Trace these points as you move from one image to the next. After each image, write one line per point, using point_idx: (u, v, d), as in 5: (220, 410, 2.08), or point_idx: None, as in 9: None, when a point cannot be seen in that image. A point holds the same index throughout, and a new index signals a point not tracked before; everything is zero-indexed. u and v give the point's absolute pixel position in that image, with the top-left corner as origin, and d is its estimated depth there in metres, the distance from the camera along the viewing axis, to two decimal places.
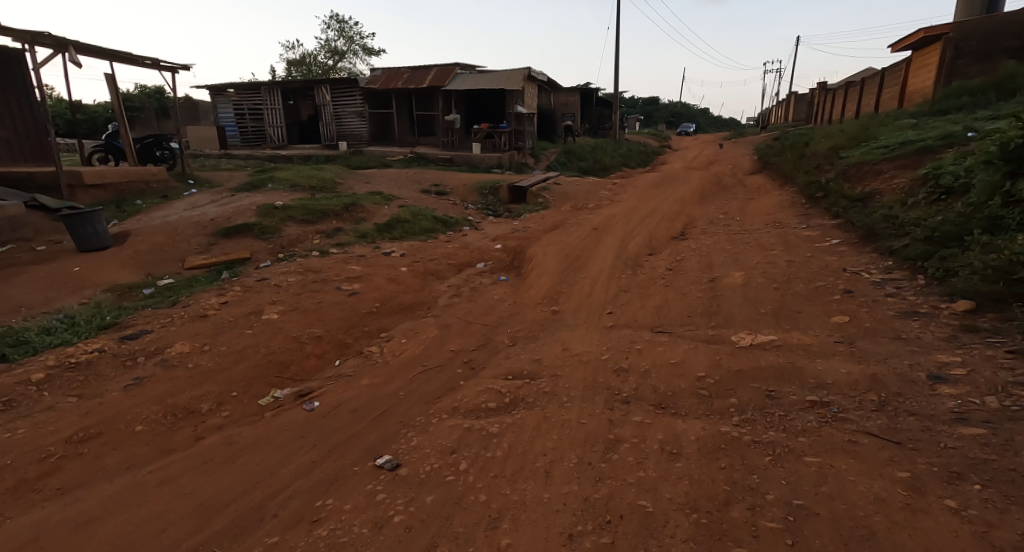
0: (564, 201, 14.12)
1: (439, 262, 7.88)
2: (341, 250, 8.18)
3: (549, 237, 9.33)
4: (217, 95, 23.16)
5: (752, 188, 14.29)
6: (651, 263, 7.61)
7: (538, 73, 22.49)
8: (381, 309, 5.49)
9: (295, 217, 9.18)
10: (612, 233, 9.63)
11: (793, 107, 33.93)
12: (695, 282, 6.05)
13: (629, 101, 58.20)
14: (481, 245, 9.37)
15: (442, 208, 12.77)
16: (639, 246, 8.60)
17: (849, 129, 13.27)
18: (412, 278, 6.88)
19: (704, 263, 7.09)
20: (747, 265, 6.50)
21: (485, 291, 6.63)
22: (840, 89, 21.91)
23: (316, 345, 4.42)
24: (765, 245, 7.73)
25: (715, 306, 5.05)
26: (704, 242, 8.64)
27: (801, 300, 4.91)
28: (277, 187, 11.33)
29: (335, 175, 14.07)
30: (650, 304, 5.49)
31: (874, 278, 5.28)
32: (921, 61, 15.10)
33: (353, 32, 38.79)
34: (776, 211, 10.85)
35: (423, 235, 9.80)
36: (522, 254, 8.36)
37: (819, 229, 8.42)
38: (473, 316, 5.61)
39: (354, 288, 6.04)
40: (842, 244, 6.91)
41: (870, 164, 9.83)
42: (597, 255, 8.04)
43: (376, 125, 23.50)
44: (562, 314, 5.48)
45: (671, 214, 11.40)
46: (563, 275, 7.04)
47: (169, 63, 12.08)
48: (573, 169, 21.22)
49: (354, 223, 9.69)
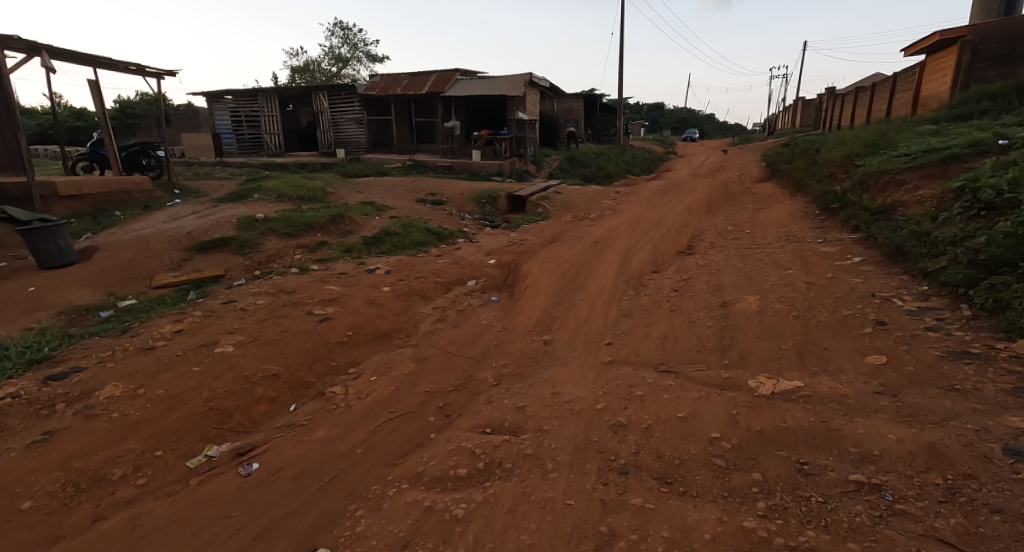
0: (565, 211, 13.58)
1: (426, 280, 7.35)
2: (322, 266, 7.67)
3: (546, 251, 8.79)
4: (212, 101, 22.71)
5: (761, 197, 13.72)
6: (654, 282, 7.04)
7: (540, 79, 22.01)
8: (356, 338, 4.94)
9: (277, 230, 8.67)
10: (613, 247, 9.06)
11: (800, 112, 33.34)
12: (704, 308, 5.48)
13: (634, 107, 57.85)
14: (474, 260, 8.84)
15: (436, 219, 12.27)
16: (642, 262, 8.03)
17: (864, 136, 12.67)
18: (394, 300, 6.34)
19: (712, 284, 6.51)
20: (761, 287, 5.92)
21: (473, 316, 6.08)
22: (850, 94, 21.30)
23: (269, 387, 3.79)
24: (779, 263, 7.15)
25: (727, 339, 4.48)
26: (712, 258, 8.06)
27: (827, 334, 4.33)
28: (264, 197, 10.84)
29: (327, 184, 13.58)
30: (654, 334, 4.92)
31: (909, 308, 4.69)
32: (936, 64, 14.51)
33: (358, 39, 38.62)
34: (788, 222, 10.27)
35: (413, 250, 9.30)
36: (516, 271, 7.82)
37: (837, 245, 7.84)
38: (457, 346, 5.06)
39: (327, 311, 5.50)
40: (865, 264, 6.32)
41: (889, 173, 9.24)
42: (597, 272, 7.48)
43: (375, 132, 23.14)
44: (555, 345, 4.93)
45: (677, 226, 10.85)
46: (559, 296, 6.49)
47: (154, 69, 11.64)
48: (576, 177, 20.72)
49: (340, 237, 9.19)
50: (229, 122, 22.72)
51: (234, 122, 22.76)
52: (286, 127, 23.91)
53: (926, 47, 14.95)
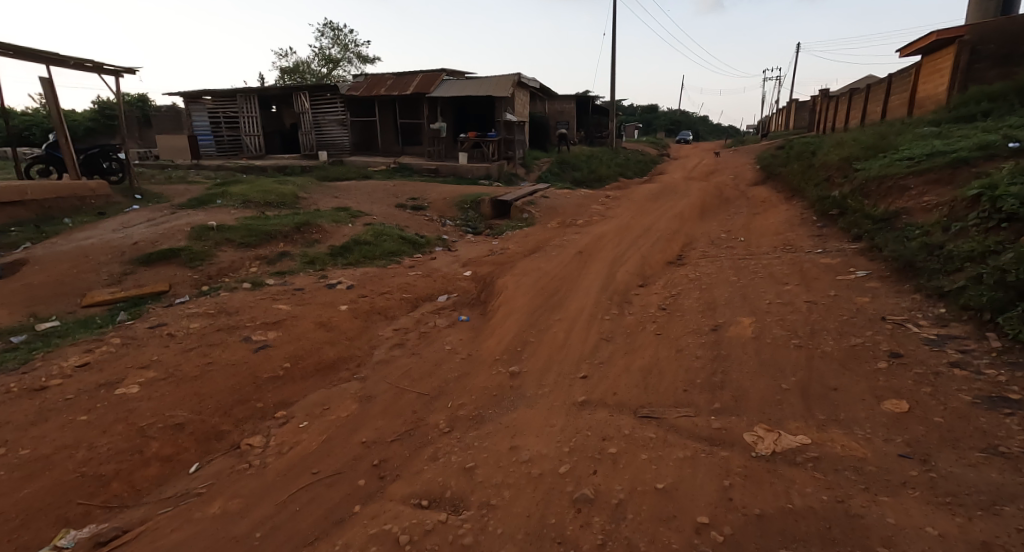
0: (551, 217, 12.97)
1: (392, 296, 6.71)
2: (279, 281, 7.04)
3: (527, 262, 8.19)
4: (190, 102, 22.04)
5: (756, 201, 13.16)
6: (639, 298, 6.44)
7: (529, 79, 21.45)
8: (294, 370, 4.31)
9: (234, 240, 8.05)
10: (598, 257, 8.46)
11: (794, 114, 32.90)
12: (692, 333, 4.88)
13: (628, 109, 57.50)
14: (450, 273, 8.21)
15: (415, 226, 11.66)
16: (628, 275, 7.43)
17: (862, 138, 12.13)
18: (351, 321, 5.70)
19: (703, 301, 5.91)
20: (758, 307, 5.32)
21: (438, 339, 5.45)
22: (845, 95, 20.77)
23: (165, 442, 3.20)
24: (776, 277, 6.57)
25: (719, 375, 3.87)
26: (703, 270, 7.49)
27: (834, 369, 3.74)
28: (227, 203, 10.21)
29: (300, 189, 12.93)
30: (635, 366, 4.32)
31: (926, 335, 4.10)
32: (934, 65, 13.98)
33: (348, 39, 38.01)
34: (785, 229, 9.70)
35: (383, 261, 8.66)
36: (492, 285, 7.19)
37: (837, 256, 7.26)
38: (413, 379, 4.43)
39: (268, 337, 4.85)
40: (872, 280, 5.73)
41: (891, 179, 8.67)
42: (578, 287, 6.87)
43: (360, 133, 22.49)
44: (523, 379, 4.32)
45: (668, 233, 10.26)
46: (534, 316, 5.88)
47: (112, 66, 11.04)
48: (566, 180, 20.15)
49: (304, 247, 8.56)
50: (207, 123, 22.04)
51: (212, 123, 22.09)
52: (267, 128, 23.27)
53: (923, 47, 14.46)
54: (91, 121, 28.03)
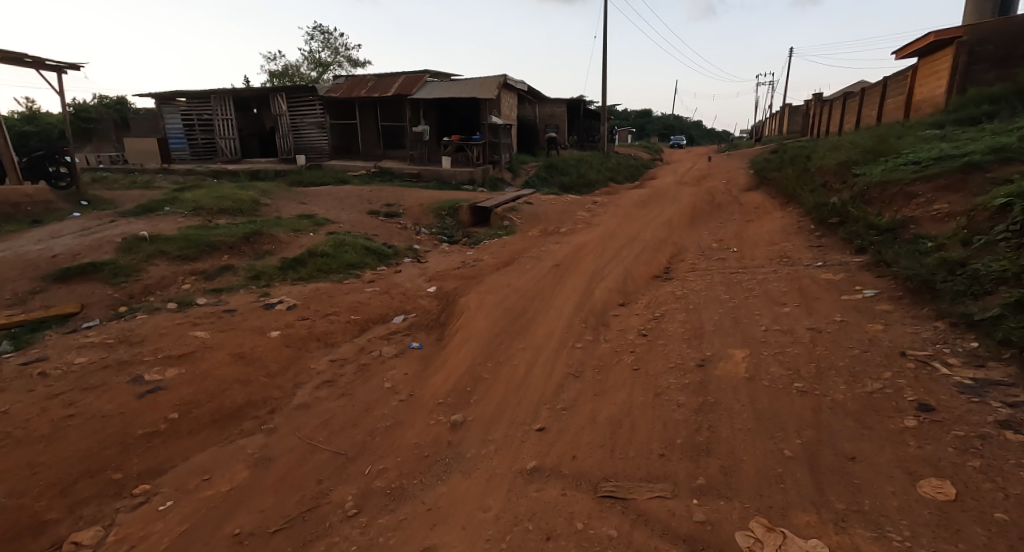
0: (533, 225, 12.19)
1: (337, 318, 5.91)
2: (211, 300, 6.25)
3: (498, 276, 7.41)
4: (162, 103, 21.24)
5: (750, 207, 12.45)
6: (616, 321, 5.68)
7: (515, 81, 20.73)
8: (182, 422, 3.50)
9: (169, 252, 7.26)
10: (575, 271, 7.70)
11: (787, 119, 32.31)
12: (674, 370, 4.11)
13: (621, 114, 56.98)
14: (411, 289, 7.41)
15: (385, 235, 10.90)
16: (607, 292, 6.66)
17: (860, 141, 11.45)
18: (280, 351, 4.87)
19: (688, 326, 5.14)
20: (752, 336, 4.55)
21: (379, 373, 4.65)
22: (839, 99, 20.14)
23: None
24: (772, 297, 5.82)
25: (705, 432, 3.09)
26: (690, 287, 6.74)
27: (850, 425, 2.98)
28: (176, 211, 9.44)
29: (265, 195, 12.17)
30: (603, 415, 3.53)
31: (960, 379, 3.33)
32: (930, 67, 13.33)
33: (339, 42, 37.33)
34: (780, 239, 8.98)
35: (340, 275, 7.84)
36: (454, 304, 6.40)
37: (839, 271, 6.51)
38: (335, 428, 3.63)
39: (165, 376, 3.99)
40: (883, 302, 4.96)
41: (894, 185, 7.95)
42: (549, 307, 6.09)
43: (340, 136, 21.67)
44: (465, 432, 3.53)
45: (654, 242, 9.54)
46: (494, 343, 5.09)
47: (54, 62, 10.32)
48: (554, 184, 19.38)
49: (252, 260, 7.76)
50: (180, 125, 21.23)
51: (186, 126, 21.27)
52: (244, 131, 22.46)
53: (920, 48, 13.81)
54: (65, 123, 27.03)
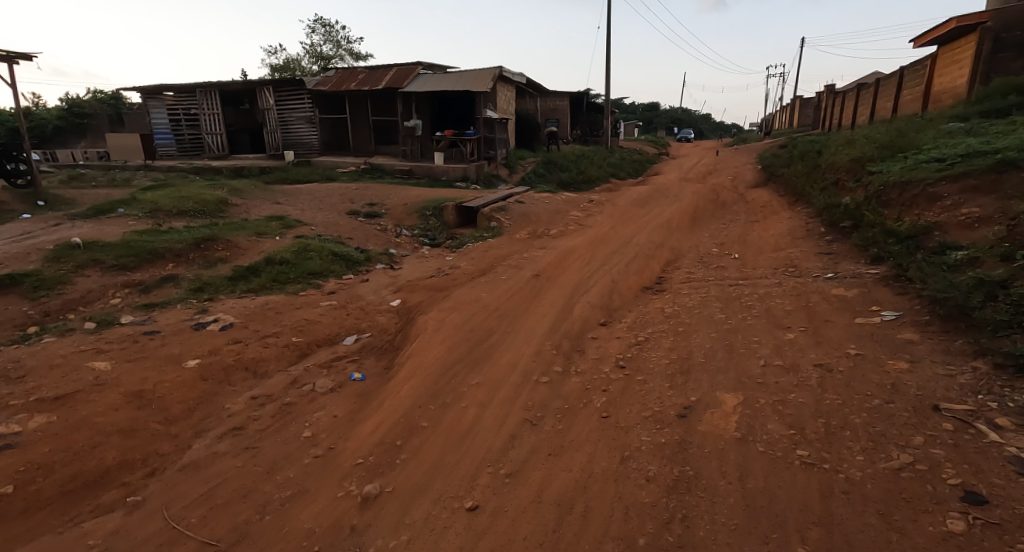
0: (522, 226, 11.42)
1: (276, 340, 5.17)
2: (138, 318, 5.53)
3: (470, 288, 6.68)
4: (148, 98, 20.63)
5: (755, 206, 11.63)
6: (592, 349, 4.92)
7: (512, 73, 19.93)
8: (17, 498, 2.93)
9: (104, 260, 6.59)
10: (556, 282, 6.95)
11: (798, 112, 31.29)
12: (648, 421, 3.35)
13: (627, 108, 55.92)
14: (373, 302, 6.68)
15: (362, 237, 10.20)
16: (588, 309, 5.91)
17: (875, 136, 10.59)
18: (191, 387, 4.12)
19: (673, 358, 4.38)
20: (749, 376, 3.76)
21: (302, 415, 3.90)
22: (852, 91, 19.18)
23: None
24: (775, 320, 5.03)
25: (677, 529, 2.49)
26: (681, 302, 5.97)
27: (871, 526, 2.33)
28: (130, 213, 8.77)
29: (238, 195, 11.50)
30: (551, 492, 2.83)
31: (1014, 453, 2.56)
32: (951, 56, 12.41)
33: (341, 35, 36.64)
34: (786, 243, 8.19)
35: (297, 286, 7.12)
36: (412, 324, 5.66)
37: (852, 286, 5.71)
38: (216, 502, 2.91)
39: (24, 429, 3.32)
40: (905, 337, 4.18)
41: (915, 186, 7.12)
42: (519, 328, 5.34)
43: (330, 132, 20.96)
44: (378, 511, 2.81)
45: (648, 246, 8.78)
46: (445, 377, 4.33)
47: (4, 53, 9.61)
48: (552, 181, 18.60)
49: (201, 269, 7.05)
50: (167, 120, 20.55)
51: (172, 121, 20.62)
52: (233, 126, 21.78)
53: (939, 36, 12.87)
54: (60, 120, 26.65)
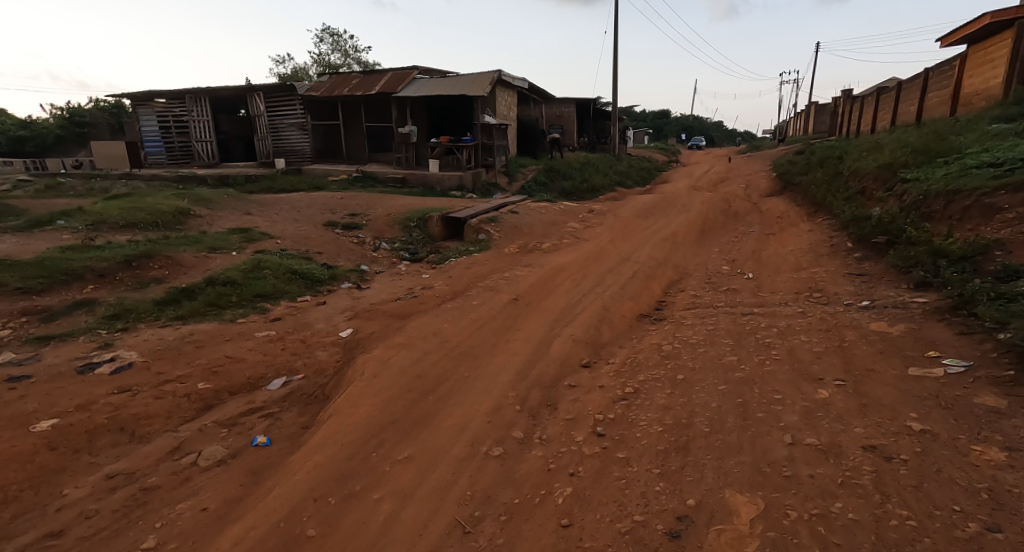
0: (514, 239, 10.37)
1: (175, 386, 4.07)
2: (22, 356, 4.55)
3: (435, 317, 5.68)
4: (137, 105, 19.82)
5: (771, 217, 10.53)
6: (567, 406, 3.84)
7: (512, 77, 18.99)
8: None
9: (8, 284, 5.68)
10: (537, 309, 5.91)
11: (813, 118, 30.11)
12: (626, 544, 2.47)
13: (638, 116, 54.94)
14: (320, 332, 5.65)
15: (334, 252, 9.23)
16: (569, 346, 4.87)
17: (904, 140, 9.50)
18: (21, 466, 3.10)
19: (668, 427, 3.33)
20: (768, 473, 2.72)
21: (159, 507, 2.87)
22: (872, 94, 18.02)
23: None
24: (803, 371, 3.92)
25: None
26: (684, 338, 4.87)
27: None
28: (68, 227, 7.87)
29: (205, 206, 10.57)
30: None
31: None
32: (983, 54, 11.27)
33: (349, 44, 36.08)
34: (807, 261, 7.10)
35: (238, 311, 6.08)
36: (352, 363, 4.60)
37: (896, 320, 4.60)
38: None
39: None
40: (983, 408, 3.10)
41: (965, 197, 6.02)
42: (480, 374, 4.29)
43: (323, 139, 20.11)
44: None
45: (649, 263, 7.73)
46: (366, 447, 3.29)
47: None
48: (554, 190, 17.59)
49: (127, 291, 6.07)
50: (156, 127, 19.76)
51: (161, 128, 19.82)
52: (226, 134, 21.00)
53: (970, 34, 11.74)
54: (61, 130, 25.86)
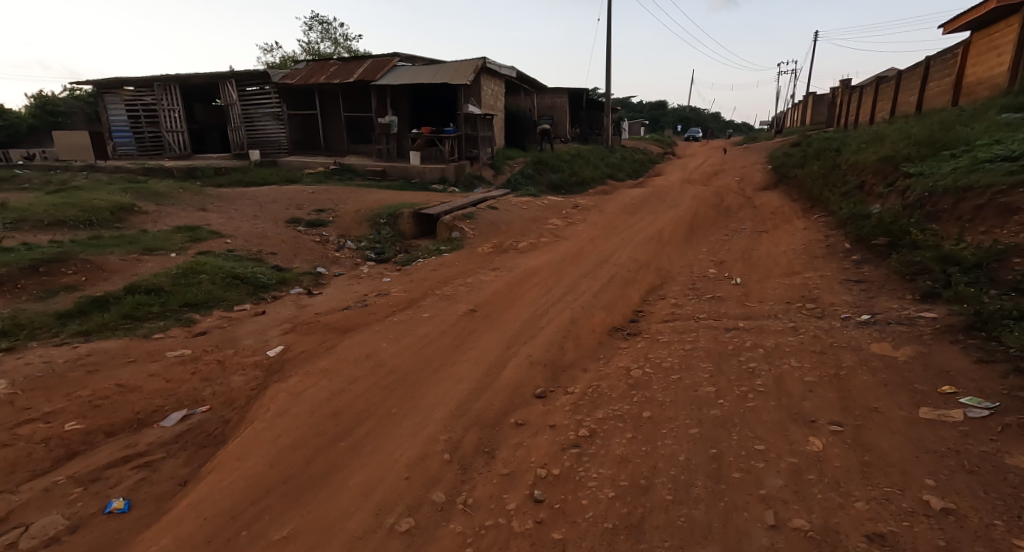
0: (488, 237, 9.64)
1: (35, 428, 3.38)
2: None
3: (377, 332, 4.96)
4: (104, 93, 18.92)
5: (764, 213, 9.82)
6: (507, 454, 3.13)
7: (497, 64, 18.18)
8: None
9: None
10: (494, 323, 5.20)
11: (811, 109, 29.33)
12: None
13: (634, 108, 54.04)
14: (244, 349, 4.92)
15: (291, 253, 8.48)
16: (521, 371, 4.16)
17: (907, 131, 8.79)
18: None
19: (619, 494, 2.68)
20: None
21: None
22: (871, 83, 17.28)
23: None
24: (792, 409, 3.23)
25: None
26: (657, 360, 4.16)
27: None
28: None
29: (156, 202, 9.82)
30: None
31: None
32: (987, 40, 10.56)
33: (338, 32, 35.13)
34: (803, 263, 6.40)
35: (156, 324, 5.36)
36: (264, 394, 3.88)
37: (902, 340, 3.91)
38: None
39: None
40: (1017, 476, 2.45)
41: (977, 195, 5.33)
42: (409, 409, 3.59)
43: (300, 129, 19.30)
44: None
45: (627, 266, 7.02)
46: (239, 523, 2.64)
47: None
48: (541, 183, 16.83)
49: (28, 301, 5.39)
50: (124, 116, 18.87)
51: (130, 117, 18.96)
52: (198, 124, 20.16)
53: (975, 19, 11.01)
54: (34, 119, 24.78)
